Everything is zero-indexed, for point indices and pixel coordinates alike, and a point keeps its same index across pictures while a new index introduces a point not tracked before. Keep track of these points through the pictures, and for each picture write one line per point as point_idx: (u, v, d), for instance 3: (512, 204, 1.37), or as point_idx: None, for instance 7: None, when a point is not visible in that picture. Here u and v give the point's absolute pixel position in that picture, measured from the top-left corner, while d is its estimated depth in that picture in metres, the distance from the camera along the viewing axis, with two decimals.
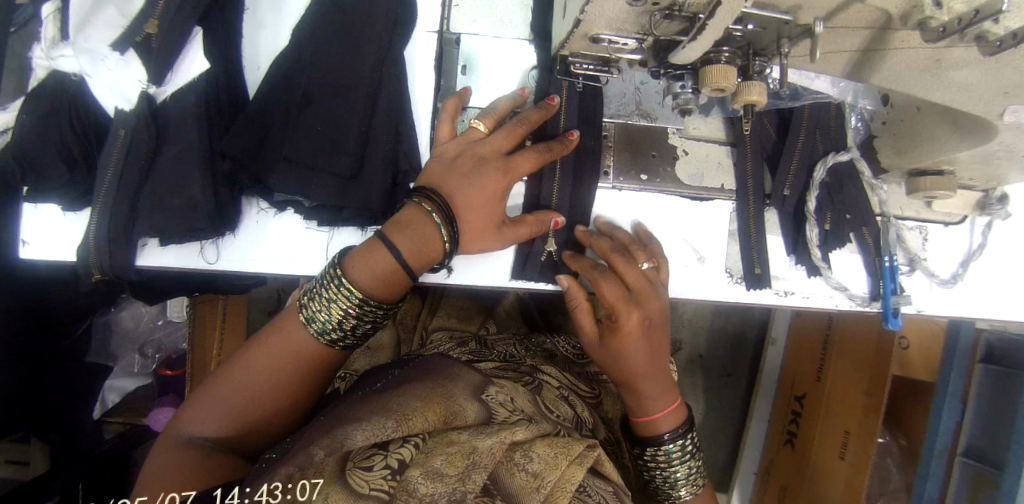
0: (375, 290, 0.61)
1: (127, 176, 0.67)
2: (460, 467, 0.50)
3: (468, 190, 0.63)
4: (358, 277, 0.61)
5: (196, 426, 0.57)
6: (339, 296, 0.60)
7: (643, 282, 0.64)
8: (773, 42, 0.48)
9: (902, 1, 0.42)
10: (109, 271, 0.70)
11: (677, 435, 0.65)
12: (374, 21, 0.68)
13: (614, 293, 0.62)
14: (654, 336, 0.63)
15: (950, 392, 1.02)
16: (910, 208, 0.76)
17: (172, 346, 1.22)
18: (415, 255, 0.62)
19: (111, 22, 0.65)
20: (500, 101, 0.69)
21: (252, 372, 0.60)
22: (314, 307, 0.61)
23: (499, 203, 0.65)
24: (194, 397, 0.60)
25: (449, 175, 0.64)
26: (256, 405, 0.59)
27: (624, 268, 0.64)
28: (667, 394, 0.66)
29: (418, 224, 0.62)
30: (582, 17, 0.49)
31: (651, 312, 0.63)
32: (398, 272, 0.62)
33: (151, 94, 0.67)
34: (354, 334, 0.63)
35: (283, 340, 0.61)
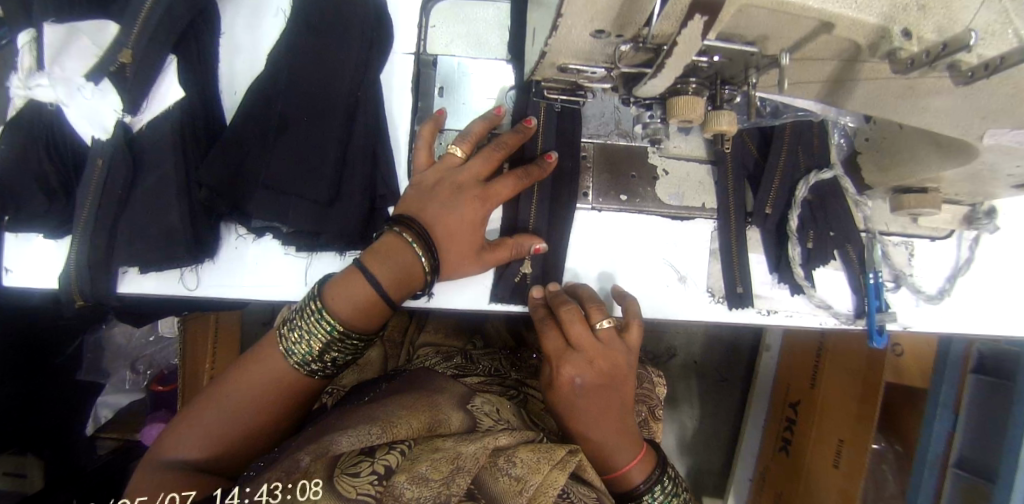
0: (356, 323, 0.61)
1: (104, 204, 0.67)
2: (445, 471, 0.51)
3: (445, 217, 0.63)
4: (337, 308, 0.60)
5: (178, 450, 0.56)
6: (319, 328, 0.59)
7: (591, 344, 0.63)
8: (741, 72, 0.48)
9: (871, 31, 0.41)
10: (90, 297, 0.70)
11: (651, 482, 0.66)
12: (349, 44, 0.68)
13: (554, 345, 0.65)
14: (616, 378, 0.64)
15: (941, 403, 1.02)
16: (896, 224, 0.75)
17: (164, 363, 1.22)
18: (397, 282, 0.62)
19: (85, 53, 0.66)
20: (476, 121, 0.67)
21: (235, 396, 0.59)
22: (293, 339, 0.60)
23: (478, 229, 0.64)
24: (174, 422, 0.59)
25: (427, 202, 0.64)
26: (238, 428, 0.58)
27: (569, 326, 0.63)
28: (629, 447, 0.65)
29: (400, 254, 0.62)
30: (547, 48, 0.48)
31: (579, 370, 0.63)
32: (378, 305, 0.61)
33: (127, 123, 0.67)
34: (334, 364, 0.62)
35: (266, 365, 0.60)
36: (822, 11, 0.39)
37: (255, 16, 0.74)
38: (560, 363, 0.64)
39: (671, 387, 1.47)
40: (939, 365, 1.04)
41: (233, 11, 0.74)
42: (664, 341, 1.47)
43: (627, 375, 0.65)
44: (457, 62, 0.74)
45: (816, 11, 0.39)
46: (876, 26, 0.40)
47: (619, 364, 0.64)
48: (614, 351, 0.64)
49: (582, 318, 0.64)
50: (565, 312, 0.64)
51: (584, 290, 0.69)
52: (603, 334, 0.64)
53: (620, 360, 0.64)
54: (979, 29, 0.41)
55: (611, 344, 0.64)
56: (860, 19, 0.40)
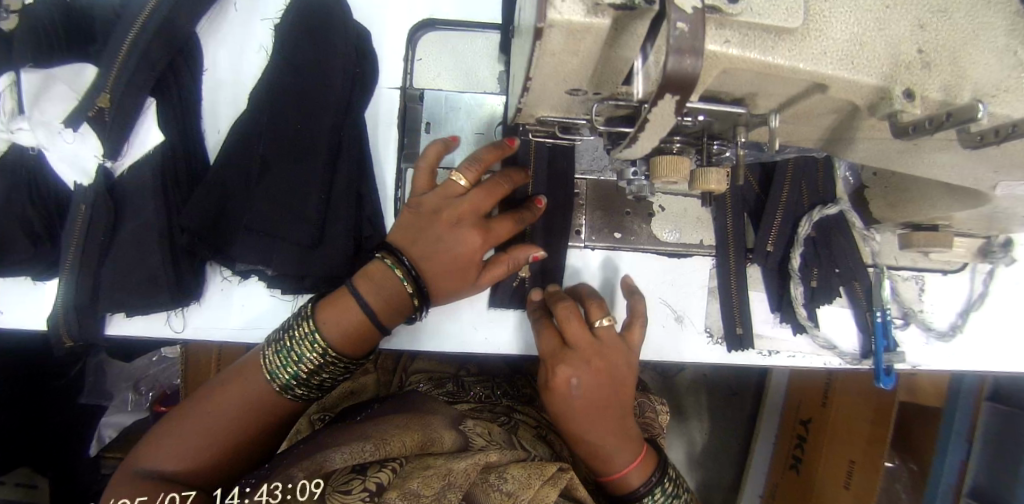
0: (346, 348, 0.57)
1: (88, 249, 0.66)
2: (436, 488, 0.52)
3: (431, 255, 0.57)
4: (326, 331, 0.56)
5: (158, 460, 0.53)
6: (309, 347, 0.56)
7: (590, 343, 0.57)
8: (730, 130, 0.44)
9: (870, 92, 0.37)
10: (79, 338, 0.69)
11: (651, 486, 0.60)
12: (331, 81, 0.66)
13: (550, 345, 0.59)
14: (616, 376, 0.57)
15: (955, 431, 0.98)
16: (905, 258, 0.72)
17: (168, 383, 1.17)
18: (387, 308, 0.58)
19: (65, 96, 0.68)
20: (487, 148, 0.59)
21: (217, 411, 0.56)
22: (278, 362, 0.57)
23: (469, 270, 0.58)
24: (155, 431, 0.56)
25: (418, 236, 0.58)
26: (221, 442, 0.55)
27: (567, 324, 0.57)
28: (630, 448, 0.59)
29: (388, 281, 0.58)
30: (523, 104, 0.45)
31: (577, 368, 0.56)
32: (370, 328, 0.58)
33: (107, 168, 0.66)
34: (324, 383, 0.59)
35: (250, 382, 0.57)
36: (813, 73, 0.36)
37: (238, 52, 0.72)
38: (554, 363, 0.56)
39: (677, 400, 1.44)
40: (952, 390, 1.00)
41: (215, 47, 0.72)
42: None
43: (630, 377, 0.59)
44: (444, 96, 0.72)
45: (808, 74, 0.36)
46: (874, 87, 0.37)
47: (619, 365, 0.58)
48: (614, 352, 0.58)
49: (580, 316, 0.58)
50: (561, 311, 0.58)
51: (584, 290, 0.65)
52: (602, 333, 0.58)
53: (620, 361, 0.58)
54: (988, 88, 0.38)
55: (611, 345, 0.58)
56: (856, 80, 0.37)
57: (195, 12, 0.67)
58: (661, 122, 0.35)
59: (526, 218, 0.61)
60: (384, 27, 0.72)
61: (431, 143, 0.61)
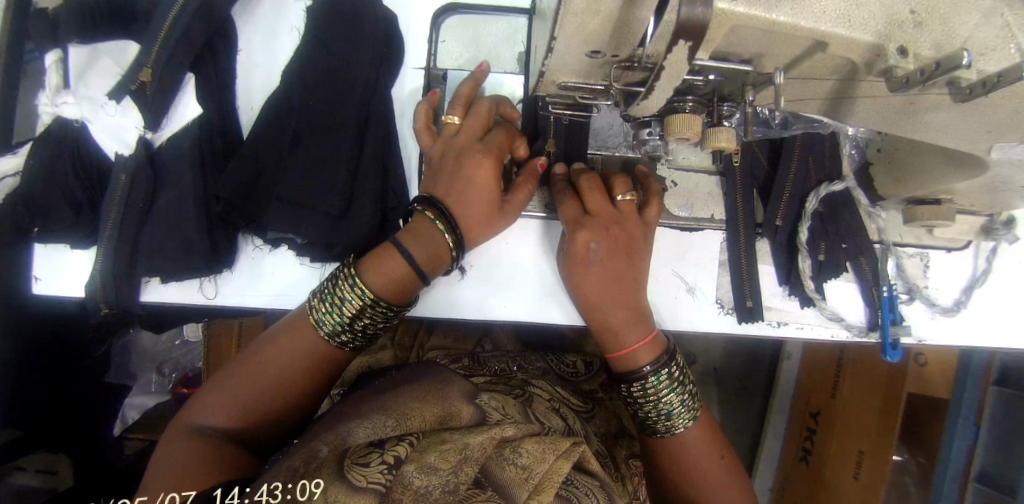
0: (385, 293, 0.60)
1: (128, 217, 0.70)
2: (453, 461, 0.54)
3: (455, 199, 0.62)
4: (370, 276, 0.60)
5: (209, 415, 0.57)
6: (352, 294, 0.59)
7: (606, 209, 0.63)
8: (738, 89, 0.48)
9: (866, 50, 0.41)
10: (115, 304, 0.72)
11: (660, 365, 0.62)
12: (360, 59, 0.70)
13: (572, 214, 0.64)
14: (631, 247, 0.63)
15: (962, 416, 0.99)
16: (910, 235, 0.74)
17: (188, 365, 1.26)
18: (429, 259, 0.61)
19: (109, 70, 0.74)
20: (465, 82, 0.67)
21: (263, 368, 0.59)
22: (323, 309, 0.60)
23: (493, 206, 0.62)
24: (206, 388, 0.60)
25: (440, 182, 0.63)
26: (266, 400, 0.59)
27: (588, 195, 0.63)
28: (637, 324, 0.63)
29: (427, 231, 0.62)
30: (545, 68, 0.49)
31: (596, 233, 0.62)
32: (410, 275, 0.61)
33: (148, 139, 0.71)
34: (366, 332, 0.62)
35: (292, 341, 0.61)
36: (815, 31, 0.40)
37: (271, 35, 0.77)
38: (576, 229, 0.63)
39: None
40: (960, 375, 1.01)
41: (250, 30, 0.77)
42: (686, 347, 1.42)
43: (639, 246, 0.64)
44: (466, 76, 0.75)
45: (809, 31, 0.40)
46: (871, 45, 0.40)
47: (634, 236, 0.64)
48: (631, 224, 0.64)
49: (603, 191, 0.64)
50: (585, 183, 0.64)
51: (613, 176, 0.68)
52: (622, 206, 0.64)
53: (635, 233, 0.64)
54: (977, 46, 0.41)
55: (627, 215, 0.64)
56: (853, 38, 0.40)
57: None
58: (676, 70, 0.38)
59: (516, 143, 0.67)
60: (410, 10, 0.76)
61: (418, 106, 0.68)
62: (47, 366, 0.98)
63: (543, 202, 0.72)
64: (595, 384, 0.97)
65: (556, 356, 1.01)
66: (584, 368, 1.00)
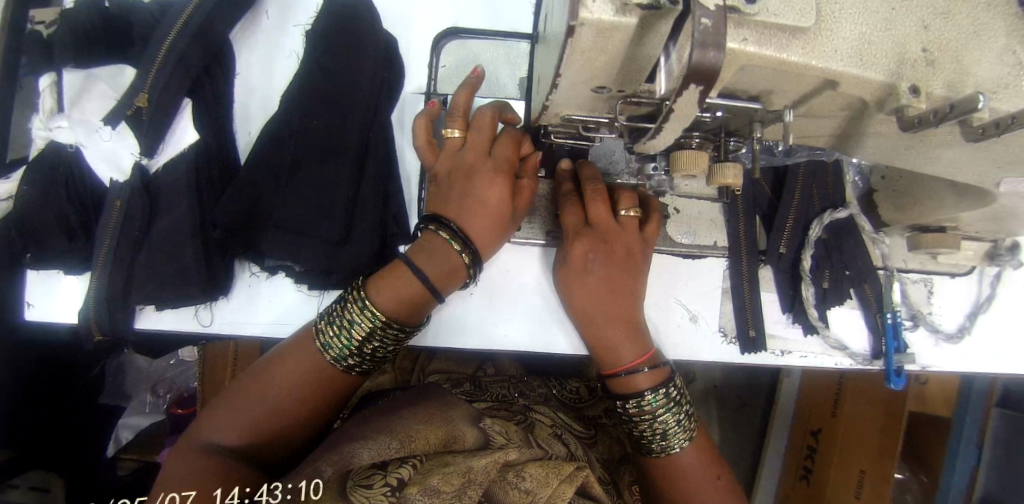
0: (396, 314, 0.59)
1: (122, 246, 0.68)
2: (456, 484, 0.53)
3: (466, 219, 0.60)
4: (381, 299, 0.59)
5: (218, 432, 0.56)
6: (362, 316, 0.58)
7: (609, 221, 0.63)
8: (746, 125, 0.46)
9: (877, 89, 0.40)
10: (108, 331, 0.70)
11: (657, 385, 0.63)
12: (360, 83, 0.68)
13: (574, 221, 0.64)
14: (631, 262, 0.64)
15: (965, 437, 1.00)
16: (915, 261, 0.73)
17: (184, 385, 1.18)
18: (442, 278, 0.60)
19: (105, 95, 0.72)
20: (460, 91, 0.64)
21: (275, 386, 0.58)
22: (332, 333, 0.59)
23: (503, 217, 0.61)
24: (215, 404, 0.59)
25: (449, 202, 0.61)
26: (278, 419, 0.58)
27: (590, 203, 0.63)
28: (632, 341, 0.63)
29: (440, 249, 0.60)
30: (549, 102, 0.48)
31: (594, 246, 0.63)
32: (422, 296, 0.60)
33: (144, 165, 0.69)
34: (374, 355, 0.61)
35: (302, 359, 0.59)
36: (825, 70, 0.39)
37: (270, 57, 0.76)
38: (575, 238, 0.63)
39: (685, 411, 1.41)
40: (963, 396, 1.01)
41: (249, 53, 0.76)
42: (684, 366, 1.39)
43: (637, 263, 0.65)
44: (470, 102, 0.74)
45: (820, 70, 0.39)
46: (883, 83, 0.40)
47: (633, 251, 0.64)
48: (630, 238, 0.64)
49: (607, 201, 0.63)
50: (590, 191, 0.63)
51: (622, 191, 0.66)
52: (625, 221, 0.64)
53: (634, 248, 0.64)
54: (990, 84, 0.40)
55: (628, 230, 0.64)
56: (864, 77, 0.39)
57: (231, 20, 0.71)
58: (685, 114, 0.38)
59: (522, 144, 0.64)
60: (410, 34, 0.76)
61: (416, 119, 0.66)
62: (42, 382, 0.97)
63: (545, 230, 0.71)
64: (597, 410, 0.96)
65: (556, 380, 1.00)
66: (585, 394, 0.99)
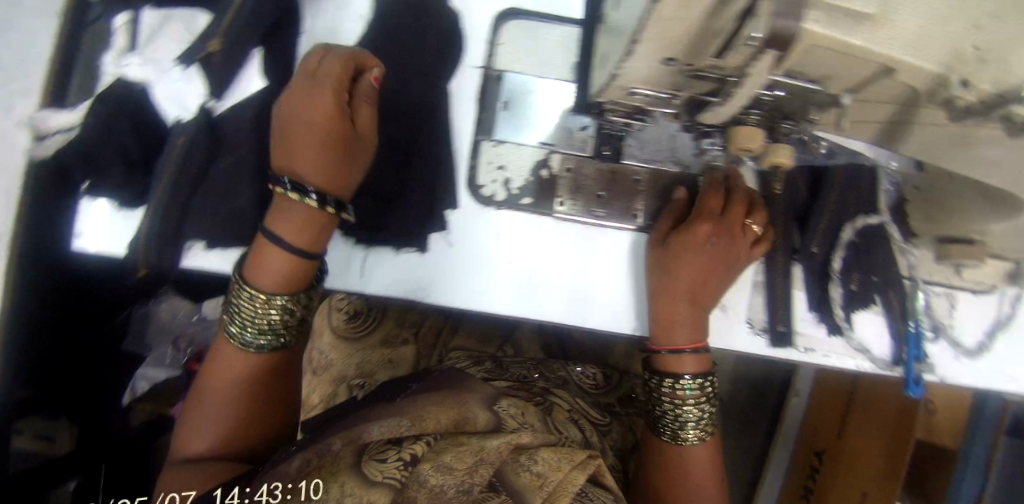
0: (274, 283, 0.61)
1: (179, 184, 0.70)
2: (469, 462, 0.54)
3: (307, 168, 0.61)
4: (258, 281, 0.61)
5: (195, 445, 0.61)
6: (245, 297, 0.60)
7: (739, 224, 0.68)
8: (801, 108, 0.50)
9: (929, 79, 0.43)
10: (154, 269, 0.70)
11: (696, 374, 0.68)
12: (425, 50, 0.72)
13: (714, 206, 0.68)
14: (732, 269, 0.69)
15: (971, 463, 1.00)
16: (939, 274, 0.74)
17: (206, 341, 1.18)
18: (310, 242, 0.62)
19: (177, 36, 0.76)
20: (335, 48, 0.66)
21: (225, 391, 0.63)
22: (234, 322, 0.62)
23: (342, 159, 0.62)
24: (182, 425, 0.63)
25: (287, 150, 0.62)
26: (238, 419, 0.63)
27: (733, 203, 0.68)
28: (694, 329, 0.69)
29: (289, 206, 0.61)
30: (619, 71, 0.51)
31: (723, 239, 0.67)
32: (296, 262, 0.61)
33: (209, 107, 0.73)
34: (282, 329, 0.63)
35: (232, 357, 0.63)
36: (883, 56, 0.42)
37: None
38: (703, 220, 0.67)
39: None
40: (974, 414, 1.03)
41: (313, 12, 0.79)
42: None
43: (728, 275, 0.69)
44: (523, 79, 0.74)
45: (880, 55, 0.42)
46: (935, 73, 0.42)
47: (739, 257, 0.69)
48: (741, 247, 0.69)
49: (746, 209, 0.68)
50: (739, 194, 0.69)
51: (737, 188, 0.70)
52: (748, 229, 0.68)
53: (740, 256, 0.69)
54: None
55: (750, 239, 0.69)
56: (919, 65, 0.42)
57: None
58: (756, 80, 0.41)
59: (360, 68, 0.64)
60: None
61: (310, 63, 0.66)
62: (61, 325, 0.95)
63: (584, 203, 0.73)
64: (613, 399, 0.97)
65: (575, 365, 1.00)
66: (602, 381, 0.99)
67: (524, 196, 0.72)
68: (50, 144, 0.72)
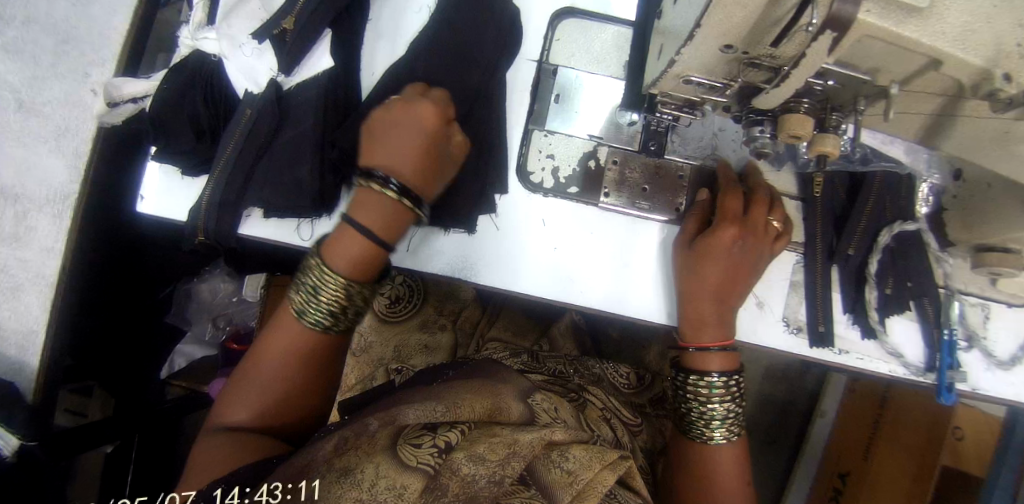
0: (352, 270, 0.61)
1: (245, 154, 0.75)
2: (501, 453, 0.51)
3: (399, 166, 0.62)
4: (334, 263, 0.61)
5: (233, 413, 0.61)
6: (322, 280, 0.60)
7: (762, 223, 0.69)
8: (851, 100, 0.55)
9: (973, 73, 0.46)
10: (213, 236, 0.76)
11: (726, 374, 0.69)
12: (485, 32, 0.74)
13: (734, 208, 0.69)
14: (757, 266, 0.70)
15: (999, 486, 0.91)
16: (975, 285, 0.76)
17: (243, 322, 1.18)
18: (386, 229, 0.62)
19: (252, 13, 0.78)
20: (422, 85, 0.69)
21: (272, 362, 0.63)
22: (304, 299, 0.62)
23: (432, 160, 0.63)
24: (227, 389, 0.64)
25: (382, 151, 0.62)
26: (281, 393, 0.63)
27: (757, 206, 0.69)
28: (719, 330, 0.70)
29: (373, 199, 0.61)
30: (677, 57, 0.55)
31: (750, 240, 0.68)
32: (373, 250, 0.61)
33: (280, 82, 0.78)
34: (347, 314, 0.63)
35: (286, 328, 0.63)
36: (933, 48, 0.44)
37: (402, 9, 0.84)
38: (728, 223, 0.68)
39: None
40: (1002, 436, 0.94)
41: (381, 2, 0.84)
42: None
43: (750, 277, 0.70)
44: (575, 74, 0.78)
45: (927, 48, 0.44)
46: (980, 68, 0.45)
47: (761, 255, 0.70)
48: (765, 241, 0.69)
49: (767, 207, 0.69)
50: (761, 192, 0.71)
51: (761, 189, 0.71)
52: (775, 231, 0.70)
53: (762, 256, 0.70)
54: None
55: (776, 240, 0.71)
56: (966, 60, 0.45)
57: None
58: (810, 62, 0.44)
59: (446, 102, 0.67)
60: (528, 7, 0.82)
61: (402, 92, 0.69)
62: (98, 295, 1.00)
63: (629, 197, 0.76)
64: (644, 399, 0.97)
65: (609, 362, 0.99)
66: (636, 381, 0.98)
67: (572, 185, 0.76)
68: (121, 112, 0.79)
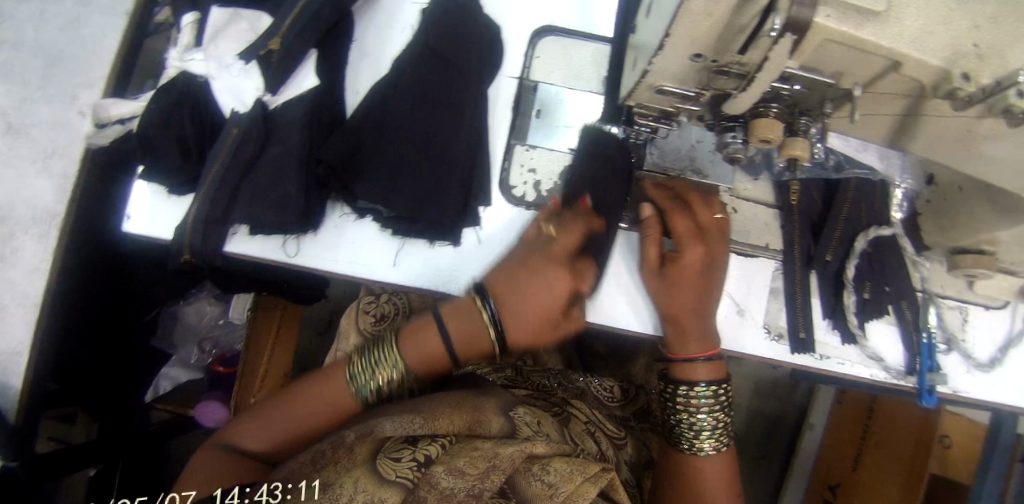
0: (419, 366, 0.67)
1: (231, 171, 0.75)
2: (481, 467, 0.47)
3: (512, 326, 0.65)
4: (408, 355, 0.66)
5: (243, 437, 0.64)
6: (388, 363, 0.65)
7: (713, 225, 0.71)
8: (817, 104, 0.57)
9: (933, 73, 0.48)
10: (198, 254, 0.75)
11: (713, 383, 0.69)
12: (469, 52, 0.77)
13: (683, 227, 0.69)
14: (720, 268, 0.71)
15: (986, 491, 0.91)
16: (952, 288, 0.77)
17: (229, 345, 1.24)
18: (464, 345, 0.67)
19: (240, 35, 0.82)
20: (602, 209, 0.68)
21: (309, 411, 0.65)
22: (364, 370, 0.66)
23: (546, 330, 0.65)
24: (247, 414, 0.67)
25: (509, 291, 0.65)
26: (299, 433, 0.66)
27: (698, 210, 0.71)
28: (702, 345, 0.69)
29: (469, 317, 0.67)
30: (650, 67, 0.56)
31: (710, 251, 0.69)
32: (443, 357, 0.67)
33: (265, 101, 0.79)
34: (392, 396, 0.68)
35: (333, 384, 0.66)
36: (893, 50, 0.46)
37: (386, 30, 0.86)
38: (691, 242, 0.68)
39: None
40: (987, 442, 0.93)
41: (365, 25, 0.86)
42: None
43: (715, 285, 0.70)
44: (556, 90, 0.81)
45: (887, 50, 0.46)
46: (939, 67, 0.47)
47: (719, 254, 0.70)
48: (719, 244, 0.71)
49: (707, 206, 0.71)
50: (698, 201, 0.71)
51: (691, 192, 0.73)
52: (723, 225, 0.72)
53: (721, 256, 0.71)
54: None
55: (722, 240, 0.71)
56: (924, 60, 0.47)
57: None
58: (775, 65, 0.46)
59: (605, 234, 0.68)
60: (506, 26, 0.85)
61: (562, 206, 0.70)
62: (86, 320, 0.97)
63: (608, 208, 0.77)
64: (627, 412, 0.97)
65: (593, 376, 0.99)
66: (620, 395, 0.98)
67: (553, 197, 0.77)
68: (107, 133, 0.80)
